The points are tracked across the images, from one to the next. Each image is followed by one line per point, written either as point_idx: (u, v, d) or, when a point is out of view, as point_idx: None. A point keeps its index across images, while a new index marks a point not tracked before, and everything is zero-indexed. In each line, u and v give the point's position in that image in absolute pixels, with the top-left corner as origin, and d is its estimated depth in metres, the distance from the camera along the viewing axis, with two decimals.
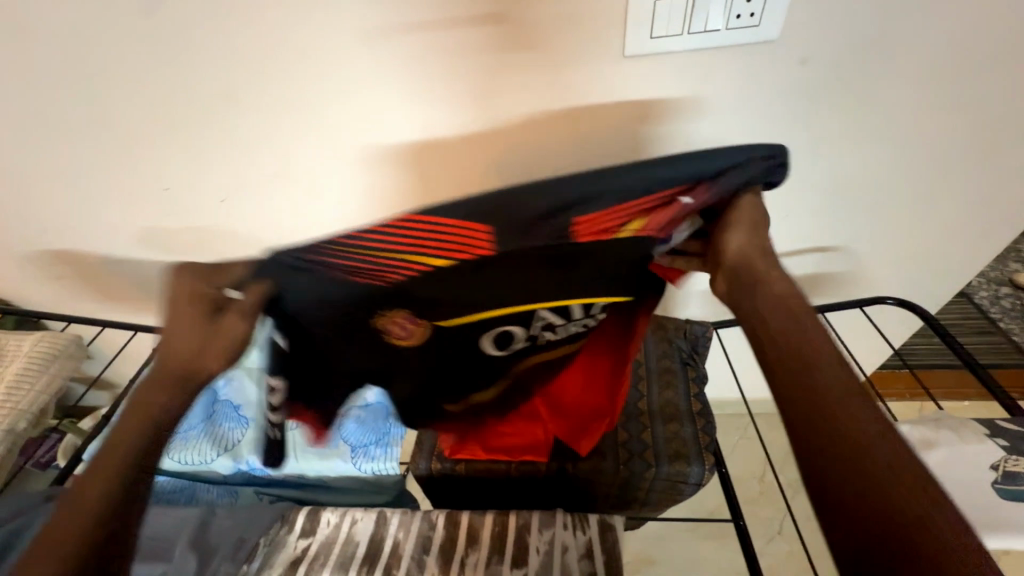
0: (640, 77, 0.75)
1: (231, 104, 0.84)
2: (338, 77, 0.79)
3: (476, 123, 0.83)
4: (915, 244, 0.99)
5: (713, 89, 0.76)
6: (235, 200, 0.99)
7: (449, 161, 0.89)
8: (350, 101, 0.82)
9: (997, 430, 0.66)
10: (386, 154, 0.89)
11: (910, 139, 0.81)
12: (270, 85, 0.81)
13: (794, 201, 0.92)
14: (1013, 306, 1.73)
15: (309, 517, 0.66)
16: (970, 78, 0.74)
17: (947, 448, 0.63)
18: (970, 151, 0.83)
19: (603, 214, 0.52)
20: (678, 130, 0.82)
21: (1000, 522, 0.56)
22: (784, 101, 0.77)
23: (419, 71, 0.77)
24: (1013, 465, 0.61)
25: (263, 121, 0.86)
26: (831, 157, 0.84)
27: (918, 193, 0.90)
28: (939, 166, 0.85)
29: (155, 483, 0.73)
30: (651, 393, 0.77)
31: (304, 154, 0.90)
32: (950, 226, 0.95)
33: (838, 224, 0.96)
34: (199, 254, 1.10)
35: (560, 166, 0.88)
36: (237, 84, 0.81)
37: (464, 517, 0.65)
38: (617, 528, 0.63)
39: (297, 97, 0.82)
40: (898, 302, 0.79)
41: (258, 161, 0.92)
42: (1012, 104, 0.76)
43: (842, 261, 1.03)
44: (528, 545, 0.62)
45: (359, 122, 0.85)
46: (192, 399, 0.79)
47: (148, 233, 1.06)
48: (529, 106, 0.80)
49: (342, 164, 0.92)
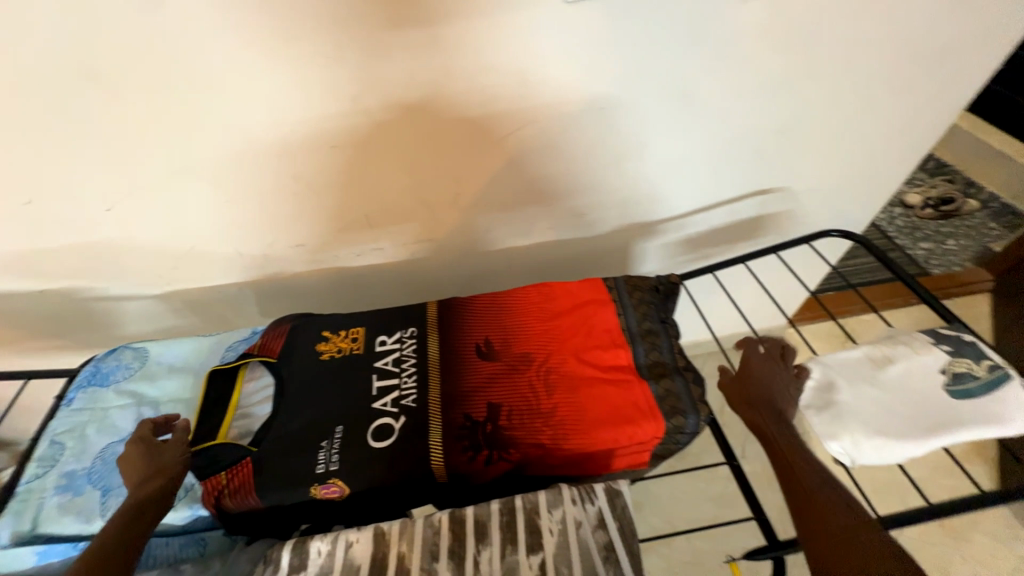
0: (588, 25, 0.71)
1: (105, 88, 0.68)
2: (240, 46, 0.67)
3: (412, 89, 0.75)
4: (842, 178, 1.05)
5: (660, 34, 0.74)
6: (129, 207, 0.83)
7: (384, 132, 0.80)
8: (259, 71, 0.70)
9: (941, 337, 0.67)
10: (309, 131, 0.78)
11: (834, 80, 0.85)
12: (152, 60, 0.67)
13: (735, 148, 0.94)
14: (905, 224, 1.82)
15: (295, 550, 0.57)
16: (883, 14, 0.77)
17: (907, 361, 0.65)
18: (887, 83, 0.87)
19: (342, 365, 0.73)
20: (627, 83, 0.80)
21: (958, 419, 0.60)
22: (723, 48, 0.77)
23: (334, 29, 0.67)
24: (960, 365, 0.63)
25: (154, 108, 0.72)
26: (770, 99, 0.86)
27: (839, 132, 0.95)
28: (861, 104, 0.90)
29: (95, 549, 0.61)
30: (636, 353, 0.74)
31: (210, 141, 0.77)
32: (870, 161, 1.02)
33: (777, 167, 0.99)
34: (92, 275, 0.92)
35: (506, 131, 0.83)
36: (107, 61, 0.66)
37: (468, 511, 0.59)
38: (624, 492, 0.60)
39: (194, 76, 0.69)
40: (844, 233, 0.86)
41: (152, 156, 0.77)
42: (918, 38, 0.81)
43: (783, 200, 1.08)
44: (541, 528, 0.57)
45: (275, 98, 0.73)
46: (120, 447, 0.66)
47: (16, 258, 0.86)
48: (471, 64, 0.73)
49: (258, 149, 0.79)
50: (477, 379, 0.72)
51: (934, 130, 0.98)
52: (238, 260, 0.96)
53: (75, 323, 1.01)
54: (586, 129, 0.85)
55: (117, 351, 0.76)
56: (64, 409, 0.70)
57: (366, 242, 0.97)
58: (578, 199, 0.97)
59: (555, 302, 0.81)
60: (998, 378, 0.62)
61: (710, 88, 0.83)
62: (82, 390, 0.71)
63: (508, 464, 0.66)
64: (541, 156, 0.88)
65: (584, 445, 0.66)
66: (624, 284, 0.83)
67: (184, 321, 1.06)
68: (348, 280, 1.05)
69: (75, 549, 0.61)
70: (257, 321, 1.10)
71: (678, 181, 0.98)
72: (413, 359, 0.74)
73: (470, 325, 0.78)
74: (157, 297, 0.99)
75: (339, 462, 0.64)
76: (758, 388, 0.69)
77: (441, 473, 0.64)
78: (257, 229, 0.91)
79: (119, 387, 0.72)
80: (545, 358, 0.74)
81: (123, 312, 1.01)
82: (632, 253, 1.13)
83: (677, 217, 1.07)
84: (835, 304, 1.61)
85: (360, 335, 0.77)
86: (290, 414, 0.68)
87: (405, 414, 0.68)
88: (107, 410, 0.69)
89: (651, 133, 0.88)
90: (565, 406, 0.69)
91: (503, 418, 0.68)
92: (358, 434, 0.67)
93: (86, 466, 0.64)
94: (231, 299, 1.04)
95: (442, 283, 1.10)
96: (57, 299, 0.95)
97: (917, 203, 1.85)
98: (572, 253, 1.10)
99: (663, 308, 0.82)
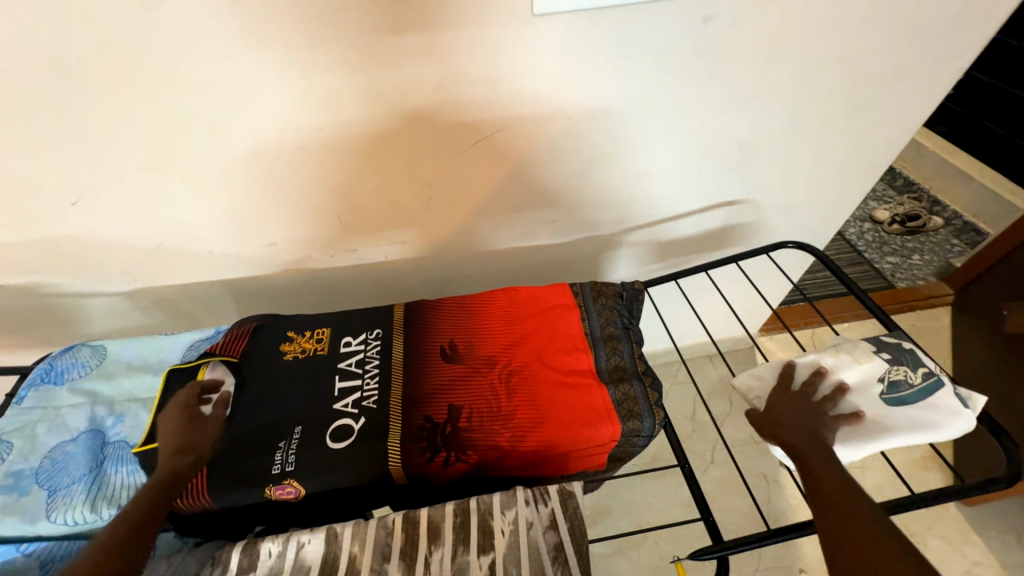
0: (555, 37, 0.73)
1: (67, 83, 0.68)
2: (205, 45, 0.67)
3: (381, 94, 0.76)
4: (806, 191, 1.09)
5: (627, 47, 0.76)
6: (92, 202, 0.82)
7: (355, 136, 0.80)
8: (228, 72, 0.70)
9: (882, 346, 0.71)
10: (278, 132, 0.78)
11: (794, 96, 0.88)
12: (114, 58, 0.66)
13: (702, 160, 0.96)
14: (874, 237, 1.88)
15: (245, 551, 0.57)
16: (839, 35, 0.81)
17: (848, 369, 0.68)
18: (844, 101, 0.91)
19: (304, 366, 0.73)
20: (594, 94, 0.81)
21: (892, 425, 0.64)
22: (688, 63, 0.80)
23: (302, 33, 0.68)
24: (896, 373, 0.67)
25: (118, 104, 0.71)
26: (734, 114, 0.89)
27: (801, 146, 0.98)
28: (820, 121, 0.94)
29: (39, 551, 0.59)
30: (598, 358, 0.76)
31: (177, 138, 0.76)
32: (831, 175, 1.06)
33: (743, 179, 1.02)
34: (54, 270, 0.90)
35: (477, 138, 0.84)
36: (68, 56, 0.65)
37: (422, 513, 0.59)
38: (577, 493, 0.61)
39: (158, 74, 0.69)
40: (799, 245, 0.89)
41: (117, 152, 0.76)
42: (873, 59, 0.85)
43: (750, 212, 1.11)
44: (493, 529, 0.57)
45: (243, 98, 0.73)
46: (70, 446, 0.65)
47: None
48: (440, 71, 0.74)
49: (226, 149, 0.79)
50: (439, 381, 0.73)
51: (891, 146, 1.02)
52: (208, 259, 0.95)
53: (37, 320, 0.99)
54: (557, 140, 0.87)
55: (75, 349, 0.75)
56: (15, 407, 0.68)
57: (338, 244, 0.97)
58: (551, 207, 0.99)
59: (522, 306, 0.82)
60: (931, 385, 0.66)
61: (675, 102, 0.85)
62: (34, 388, 0.70)
63: (465, 465, 0.66)
64: (512, 163, 0.89)
65: (541, 447, 0.67)
66: (590, 290, 0.84)
67: (152, 320, 1.05)
68: (321, 282, 1.05)
69: (16, 551, 0.59)
70: (228, 321, 1.09)
71: (647, 191, 1.00)
72: (377, 360, 0.74)
73: (436, 327, 0.79)
74: (123, 294, 0.98)
75: (295, 462, 0.64)
76: (797, 417, 0.65)
77: (399, 473, 0.65)
78: (228, 228, 0.90)
79: (74, 386, 0.70)
80: (508, 361, 0.75)
81: (88, 310, 1.00)
82: (605, 260, 1.15)
83: (648, 225, 1.09)
84: (800, 315, 1.65)
85: (324, 336, 0.77)
86: (249, 414, 0.68)
87: (366, 415, 0.69)
88: (59, 409, 0.68)
89: (620, 144, 0.90)
90: (525, 409, 0.70)
91: (463, 420, 0.69)
92: (318, 434, 0.66)
93: (33, 466, 0.63)
94: (201, 299, 1.03)
95: (417, 286, 1.11)
96: (18, 295, 0.93)
97: (886, 218, 1.92)
98: (546, 258, 1.11)
99: (627, 314, 0.83)
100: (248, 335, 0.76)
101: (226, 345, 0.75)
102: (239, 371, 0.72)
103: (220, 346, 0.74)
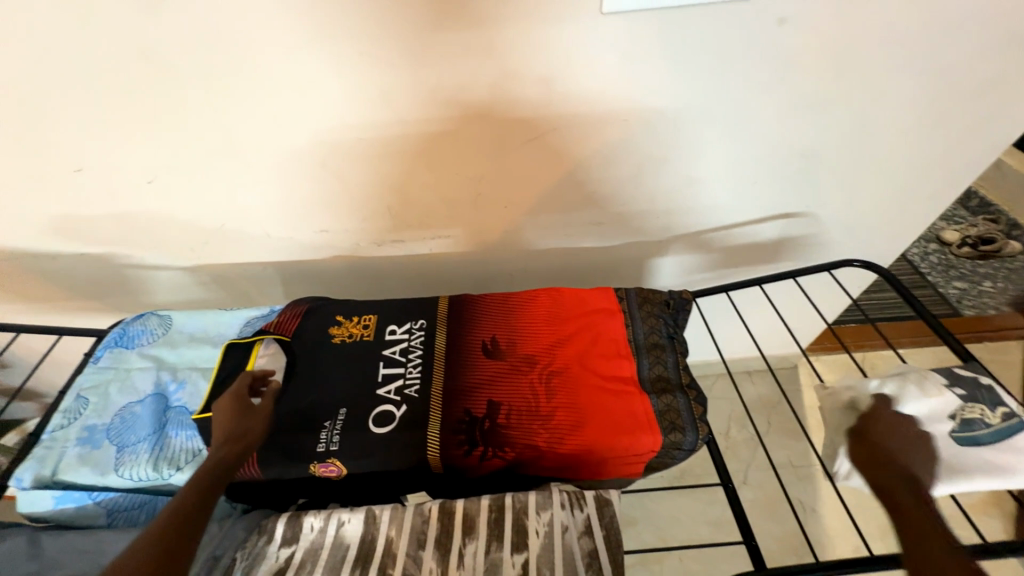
0: (620, 37, 0.72)
1: (156, 68, 0.72)
2: (281, 36, 0.70)
3: (441, 89, 0.76)
4: (872, 207, 1.02)
5: (693, 49, 0.74)
6: (167, 181, 0.87)
7: (412, 130, 0.82)
8: (299, 63, 0.73)
9: (956, 378, 0.66)
10: (340, 122, 0.80)
11: (870, 106, 0.83)
12: (199, 46, 0.70)
13: (762, 169, 0.92)
14: (940, 260, 1.75)
15: (289, 523, 0.59)
16: (928, 43, 0.75)
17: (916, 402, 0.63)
18: (926, 113, 0.85)
19: (351, 350, 0.76)
20: (655, 97, 0.79)
21: (967, 467, 0.59)
22: (757, 67, 0.76)
23: (371, 27, 0.69)
24: (969, 411, 0.62)
25: (198, 90, 0.75)
26: (801, 122, 0.85)
27: (872, 160, 0.92)
28: (896, 133, 0.88)
29: (108, 500, 0.64)
30: (641, 366, 0.74)
31: (247, 125, 0.80)
32: (902, 191, 0.99)
33: (804, 191, 0.97)
34: (128, 242, 0.97)
35: (530, 136, 0.84)
36: (159, 43, 0.70)
37: (458, 505, 0.60)
38: (614, 502, 0.61)
39: (237, 63, 0.73)
40: (866, 264, 0.83)
41: (193, 135, 0.81)
42: (963, 69, 0.79)
43: (808, 226, 1.06)
44: (527, 529, 0.58)
45: (310, 89, 0.76)
46: (137, 407, 0.70)
47: (63, 222, 0.92)
48: (501, 68, 0.74)
49: (290, 137, 0.82)
50: (480, 376, 0.73)
51: (973, 164, 0.94)
52: (264, 240, 0.99)
53: (109, 287, 1.07)
54: (611, 143, 0.86)
55: (144, 317, 0.80)
56: (91, 366, 0.74)
57: (386, 234, 0.99)
58: (599, 209, 0.97)
59: (565, 307, 0.81)
60: (1011, 428, 0.61)
61: (739, 107, 0.82)
62: (108, 350, 0.76)
63: (501, 461, 0.67)
64: (564, 163, 0.89)
65: (579, 451, 0.66)
66: (635, 295, 0.83)
67: (210, 295, 1.11)
68: (366, 270, 1.08)
69: (88, 498, 0.64)
70: (277, 301, 1.14)
71: (700, 198, 0.97)
72: (419, 350, 0.76)
73: (478, 322, 0.80)
74: (186, 269, 1.04)
75: (339, 442, 0.66)
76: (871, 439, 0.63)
77: (436, 463, 0.66)
78: (285, 212, 0.94)
79: (142, 351, 0.76)
80: (548, 362, 0.74)
81: (154, 281, 1.07)
82: (649, 265, 1.12)
83: (698, 234, 1.05)
84: (852, 337, 1.56)
85: (371, 322, 0.79)
86: (297, 392, 0.71)
87: (407, 403, 0.70)
88: (129, 371, 0.73)
89: (676, 149, 0.87)
90: (564, 411, 0.69)
91: (502, 417, 0.69)
92: (362, 417, 0.68)
93: (105, 423, 0.68)
94: (255, 278, 1.08)
95: (457, 281, 1.12)
96: (96, 263, 1.01)
97: (955, 240, 1.78)
98: (588, 261, 1.10)
99: (672, 323, 0.81)
100: (300, 316, 0.79)
101: (278, 324, 0.78)
102: (290, 350, 0.75)
103: (273, 325, 0.78)
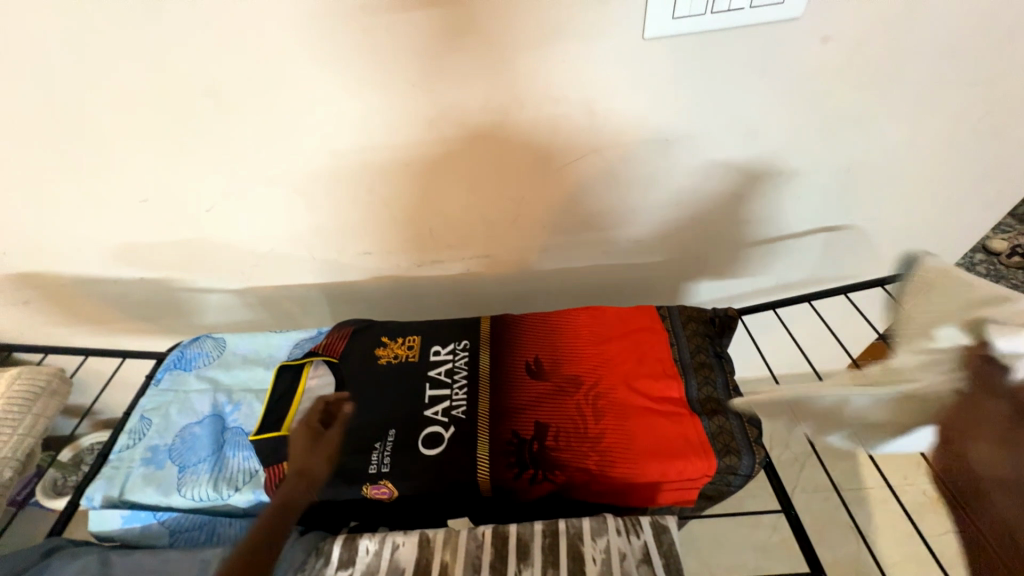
0: (661, 60, 0.73)
1: (220, 104, 0.77)
2: (336, 71, 0.74)
3: (485, 115, 0.79)
4: (921, 220, 0.99)
5: (734, 68, 0.74)
6: (223, 210, 0.92)
7: (455, 154, 0.84)
8: (352, 95, 0.77)
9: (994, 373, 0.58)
10: (387, 149, 0.84)
11: (917, 118, 0.81)
12: (261, 83, 0.75)
13: (805, 184, 0.91)
14: (988, 271, 1.67)
15: (345, 547, 0.60)
16: (979, 54, 0.74)
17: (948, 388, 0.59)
18: (978, 124, 0.82)
19: (397, 371, 0.77)
20: (695, 115, 0.80)
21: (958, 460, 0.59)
22: (800, 84, 0.76)
23: (421, 59, 0.72)
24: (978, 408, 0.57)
25: (257, 123, 0.80)
26: (845, 136, 0.84)
27: (920, 172, 0.90)
28: (946, 145, 0.86)
29: (171, 521, 0.67)
30: (689, 386, 0.73)
31: (300, 154, 0.84)
32: (953, 203, 0.96)
33: (848, 205, 0.95)
34: (183, 266, 1.02)
35: (569, 158, 0.85)
36: (225, 82, 0.75)
37: (511, 530, 0.60)
38: (671, 528, 0.60)
39: (294, 97, 0.77)
40: (922, 279, 0.80)
41: (249, 165, 0.85)
42: (1017, 78, 0.76)
43: (853, 239, 1.03)
44: (583, 556, 0.57)
45: (360, 118, 0.80)
46: (197, 428, 0.72)
47: (126, 248, 0.97)
48: (543, 93, 0.76)
49: (339, 164, 0.86)
50: (526, 397, 0.73)
51: None
52: (309, 263, 1.03)
53: (163, 310, 1.12)
54: (650, 162, 0.86)
55: (200, 340, 0.83)
56: (153, 389, 0.77)
57: (425, 255, 1.02)
58: (636, 227, 0.97)
59: (607, 327, 0.81)
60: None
61: (781, 123, 0.81)
62: (168, 372, 0.79)
63: (551, 485, 0.66)
64: (602, 182, 0.89)
65: (630, 475, 0.65)
66: (678, 314, 0.82)
67: (255, 316, 1.15)
68: (405, 290, 1.10)
69: (153, 518, 0.67)
70: (318, 322, 1.17)
71: (741, 214, 0.96)
72: (465, 371, 0.77)
73: (521, 343, 0.80)
74: (235, 291, 1.08)
75: (390, 464, 0.67)
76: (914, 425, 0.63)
77: (486, 486, 0.66)
78: (330, 236, 0.97)
79: (200, 373, 0.79)
80: (594, 383, 0.74)
81: (205, 303, 1.11)
82: (687, 282, 1.11)
83: (737, 250, 1.04)
84: None
85: (415, 343, 0.80)
86: (348, 413, 0.72)
87: (455, 424, 0.70)
88: (188, 393, 0.76)
89: (716, 166, 0.87)
90: (613, 433, 0.68)
91: (550, 439, 0.69)
92: (411, 439, 0.69)
93: (167, 443, 0.71)
94: (299, 299, 1.11)
95: (493, 299, 1.13)
96: (152, 287, 1.06)
97: (1003, 250, 1.71)
98: (624, 278, 1.09)
99: (718, 342, 0.79)
100: (347, 337, 0.81)
101: (327, 345, 0.80)
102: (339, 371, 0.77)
103: (322, 347, 0.80)
